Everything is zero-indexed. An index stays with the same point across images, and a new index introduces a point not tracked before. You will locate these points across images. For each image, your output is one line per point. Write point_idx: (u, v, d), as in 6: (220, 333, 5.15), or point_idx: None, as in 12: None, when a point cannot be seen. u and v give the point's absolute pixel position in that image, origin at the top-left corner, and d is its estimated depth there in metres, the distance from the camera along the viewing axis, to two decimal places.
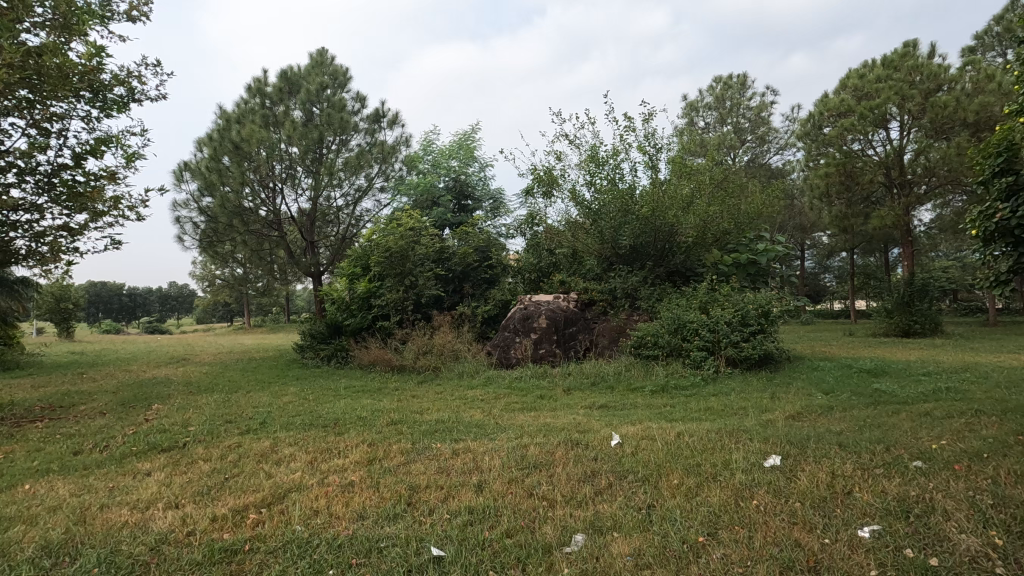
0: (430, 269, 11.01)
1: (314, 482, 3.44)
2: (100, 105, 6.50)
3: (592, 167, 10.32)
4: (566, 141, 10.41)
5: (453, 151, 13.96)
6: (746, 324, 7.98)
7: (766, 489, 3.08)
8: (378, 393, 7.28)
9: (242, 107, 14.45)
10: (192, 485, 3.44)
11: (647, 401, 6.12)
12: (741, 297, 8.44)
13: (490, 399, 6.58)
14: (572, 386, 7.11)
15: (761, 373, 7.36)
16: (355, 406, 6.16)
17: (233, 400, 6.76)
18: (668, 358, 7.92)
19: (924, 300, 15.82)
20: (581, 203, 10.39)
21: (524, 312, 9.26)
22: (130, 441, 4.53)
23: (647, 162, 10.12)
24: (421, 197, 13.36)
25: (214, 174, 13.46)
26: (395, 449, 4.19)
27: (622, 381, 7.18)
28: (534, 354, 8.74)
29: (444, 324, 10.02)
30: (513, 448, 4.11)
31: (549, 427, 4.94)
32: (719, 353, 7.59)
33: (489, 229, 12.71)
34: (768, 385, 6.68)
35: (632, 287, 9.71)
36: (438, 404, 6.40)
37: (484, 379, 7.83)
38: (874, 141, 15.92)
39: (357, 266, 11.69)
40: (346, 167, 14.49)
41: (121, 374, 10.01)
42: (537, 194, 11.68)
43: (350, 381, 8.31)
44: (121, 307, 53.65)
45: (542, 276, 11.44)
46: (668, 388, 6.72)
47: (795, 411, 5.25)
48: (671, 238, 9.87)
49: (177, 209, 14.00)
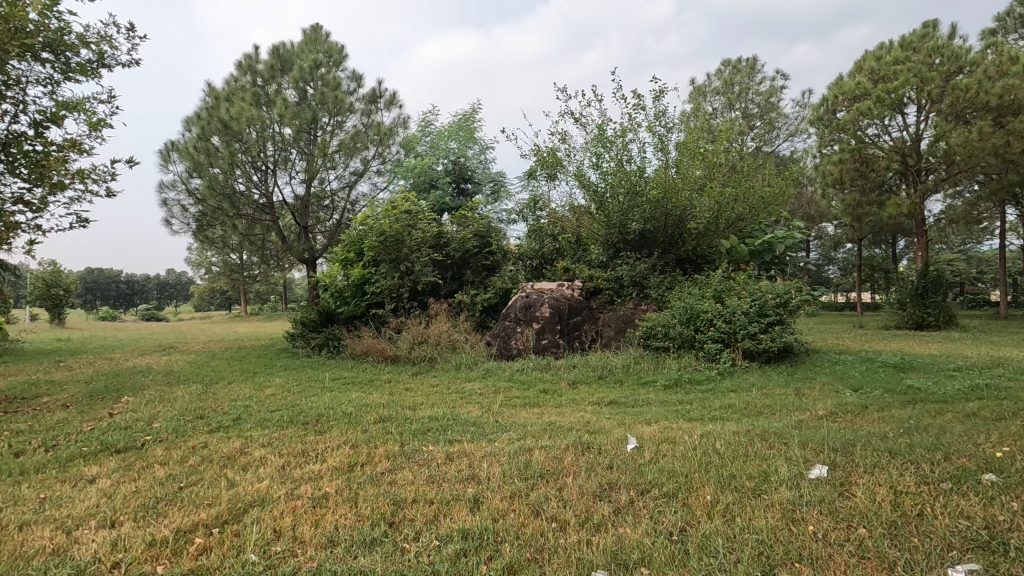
0: (427, 254, 10.47)
1: (282, 495, 2.93)
2: (62, 68, 5.92)
3: (599, 147, 9.74)
4: (572, 119, 9.80)
5: (452, 132, 13.29)
6: (763, 315, 7.45)
7: (820, 510, 2.57)
8: (368, 386, 6.77)
9: (232, 85, 13.84)
10: (138, 497, 2.93)
11: (661, 397, 5.61)
12: (757, 286, 7.91)
13: (490, 394, 6.08)
14: (578, 380, 6.60)
15: (781, 367, 6.85)
16: (342, 400, 5.65)
17: (212, 392, 6.24)
18: (679, 350, 7.42)
19: (938, 292, 15.28)
20: (587, 186, 9.81)
21: (526, 301, 8.75)
22: (82, 440, 4.01)
23: (657, 143, 9.55)
24: (419, 179, 12.74)
25: (202, 155, 12.88)
26: (381, 452, 3.68)
27: (631, 375, 6.65)
28: (537, 345, 8.22)
29: (441, 312, 9.50)
30: (517, 452, 3.60)
31: (554, 426, 4.43)
32: (736, 345, 7.06)
33: (490, 214, 12.16)
34: (789, 381, 6.16)
35: (641, 275, 9.17)
36: (434, 399, 5.89)
37: (483, 371, 7.31)
38: (890, 127, 15.30)
39: (351, 251, 11.18)
40: (341, 150, 13.90)
41: (100, 362, 9.47)
42: (540, 177, 11.10)
43: (340, 373, 7.79)
44: (119, 295, 53.33)
45: (545, 263, 10.91)
46: (682, 383, 6.22)
47: (827, 409, 4.74)
48: (680, 223, 9.36)
49: (165, 191, 13.44)
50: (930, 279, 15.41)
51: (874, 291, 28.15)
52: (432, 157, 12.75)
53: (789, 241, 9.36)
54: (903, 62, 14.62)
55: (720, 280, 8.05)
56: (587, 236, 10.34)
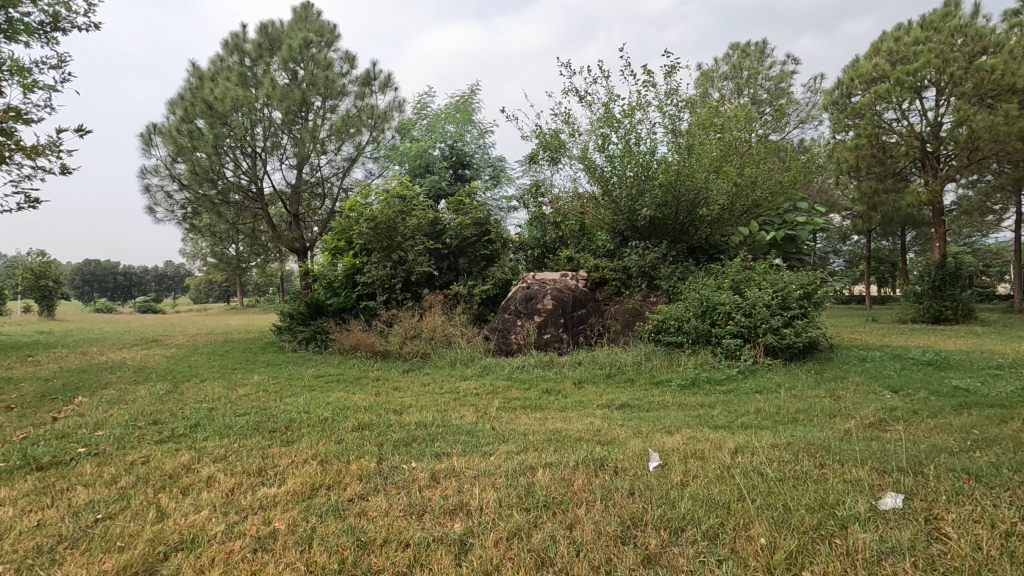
0: (421, 242, 9.84)
1: (221, 532, 2.34)
2: (5, 28, 5.28)
3: (605, 128, 9.09)
4: (576, 98, 9.14)
5: (448, 114, 12.60)
6: (786, 308, 6.82)
7: (912, 564, 1.98)
8: (354, 386, 6.16)
9: (218, 64, 13.15)
10: (35, 536, 2.32)
11: (678, 400, 5.00)
12: (778, 275, 7.28)
13: (486, 394, 5.48)
14: (584, 379, 5.98)
15: (807, 365, 6.23)
16: (321, 402, 5.05)
17: (179, 392, 5.63)
18: (694, 346, 6.78)
19: (957, 284, 14.65)
20: (593, 170, 9.17)
21: (527, 292, 8.12)
22: (3, 453, 3.40)
23: (668, 122, 8.90)
24: (413, 164, 12.06)
25: (186, 138, 12.22)
26: (355, 470, 3.08)
27: (643, 374, 6.04)
28: (539, 340, 7.61)
29: (435, 303, 8.86)
30: (517, 473, 2.98)
31: (562, 437, 3.80)
32: (757, 341, 6.42)
33: (489, 201, 11.50)
34: (820, 381, 5.54)
35: (650, 264, 8.53)
36: (424, 400, 5.27)
37: (480, 369, 6.69)
38: (908, 112, 14.59)
39: (341, 240, 10.54)
40: (333, 133, 13.22)
41: (73, 357, 8.86)
42: (541, 161, 10.44)
43: (325, 370, 7.19)
44: (116, 287, 52.64)
45: (547, 252, 10.23)
46: (700, 382, 5.62)
47: (875, 416, 4.11)
48: (692, 209, 8.72)
49: (147, 176, 12.77)
50: (948, 271, 14.77)
51: (883, 284, 27.47)
52: (427, 140, 12.06)
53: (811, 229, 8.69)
54: (923, 42, 13.93)
55: (738, 269, 7.41)
56: (593, 223, 9.69)
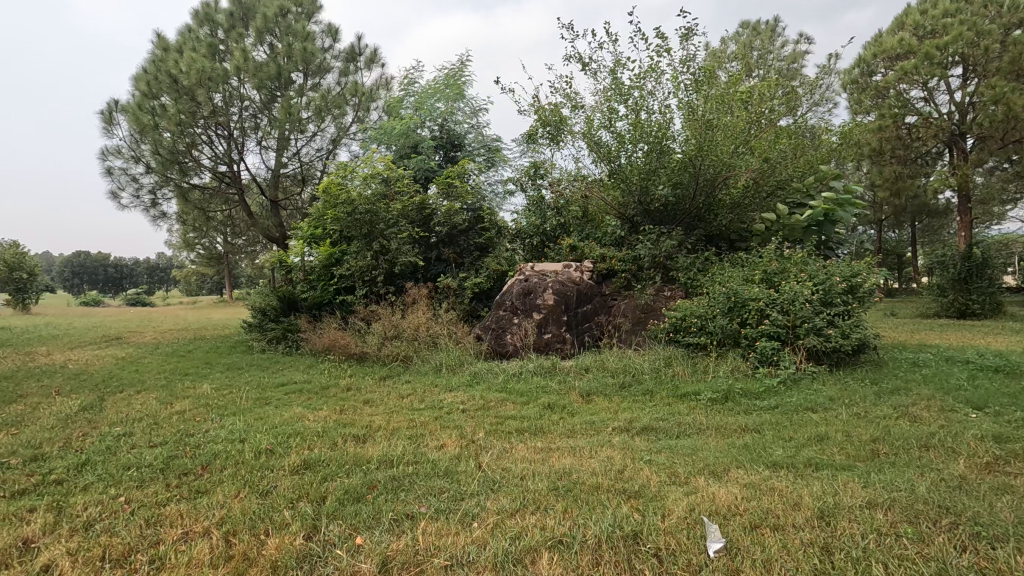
0: (406, 230, 8.80)
1: None
2: None
3: (613, 99, 8.06)
4: (579, 65, 8.08)
5: (437, 89, 11.50)
6: (828, 303, 5.80)
7: None
8: (319, 398, 5.14)
9: (187, 36, 12.04)
10: None
11: (714, 422, 4.00)
12: (817, 266, 6.26)
13: (475, 411, 4.48)
14: (593, 390, 4.98)
15: (857, 373, 5.24)
16: (266, 424, 4.02)
17: (100, 408, 4.59)
18: (720, 349, 5.78)
19: (983, 276, 13.64)
20: (599, 148, 8.13)
21: (525, 285, 7.09)
22: None
23: (683, 92, 7.85)
24: (399, 144, 10.99)
25: (148, 116, 11.10)
26: (268, 553, 2.08)
27: (664, 385, 5.03)
28: (538, 341, 6.63)
29: (421, 298, 7.82)
30: (510, 564, 1.99)
31: (571, 485, 2.80)
32: (797, 343, 5.41)
33: (483, 185, 10.43)
34: (881, 395, 4.54)
35: (665, 254, 7.41)
36: (397, 420, 4.26)
37: (469, 377, 5.66)
38: (934, 91, 13.59)
39: (318, 228, 9.49)
40: (311, 111, 12.08)
41: (9, 359, 7.81)
42: (541, 140, 9.38)
43: (289, 377, 6.17)
44: (107, 280, 51.42)
45: (547, 242, 9.15)
46: (734, 396, 4.63)
47: (988, 452, 3.10)
48: (712, 191, 7.71)
49: (108, 158, 11.66)
50: (976, 262, 13.73)
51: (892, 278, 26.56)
52: (414, 119, 10.99)
53: (851, 212, 7.59)
54: (952, 15, 12.97)
55: (769, 258, 6.39)
56: (600, 208, 8.66)
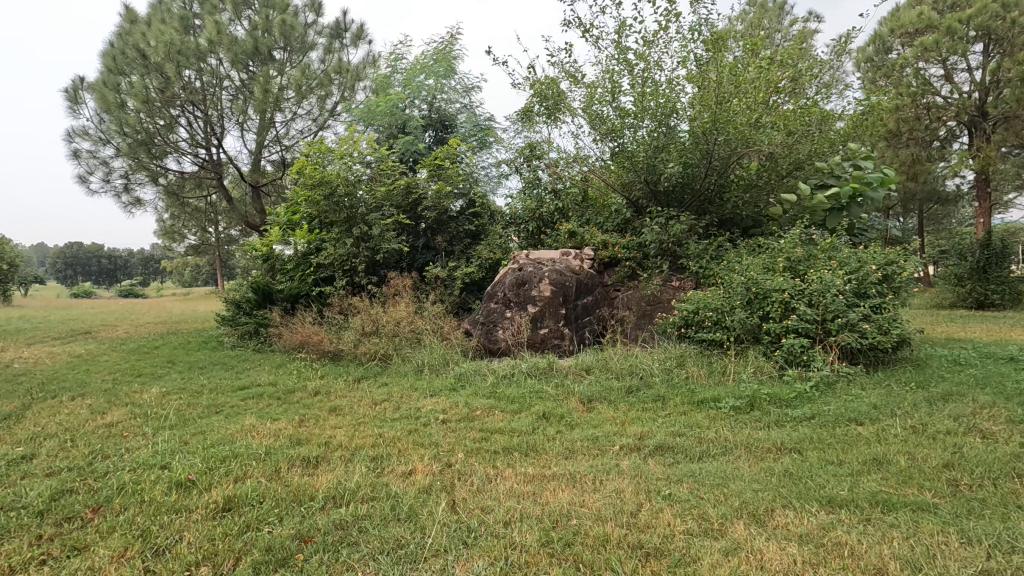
0: (389, 214, 8.08)
1: None
2: None
3: (616, 69, 7.31)
4: (579, 32, 7.32)
5: (424, 64, 10.72)
6: (861, 295, 5.11)
7: None
8: (279, 406, 4.45)
9: (158, 9, 11.24)
10: None
11: (743, 438, 3.31)
12: (847, 252, 5.56)
13: (457, 423, 3.79)
14: (595, 396, 4.30)
15: (899, 375, 4.56)
16: (203, 443, 3.32)
17: (15, 421, 3.90)
18: (740, 347, 5.09)
19: (1003, 264, 12.95)
20: (600, 123, 7.38)
21: (519, 275, 6.40)
22: None
23: (693, 61, 7.08)
24: (384, 123, 10.21)
25: (114, 93, 10.34)
26: None
27: (678, 390, 4.37)
28: (533, 337, 5.95)
29: (405, 289, 7.13)
30: None
31: (570, 537, 2.13)
32: (829, 341, 4.75)
33: (475, 167, 9.69)
34: (934, 403, 3.87)
35: (675, 239, 6.68)
36: (363, 435, 3.57)
37: (453, 379, 4.97)
38: (954, 69, 12.83)
39: (295, 214, 8.74)
40: (290, 88, 11.28)
41: None
42: (537, 117, 8.62)
43: (252, 379, 5.47)
44: (101, 271, 50.36)
45: (543, 227, 8.41)
46: (760, 404, 3.96)
47: None
48: (725, 170, 6.99)
49: (74, 139, 10.91)
50: (996, 249, 13.00)
51: None
52: (401, 96, 10.24)
53: (881, 193, 6.84)
54: None
55: (793, 244, 5.68)
56: (601, 191, 7.92)
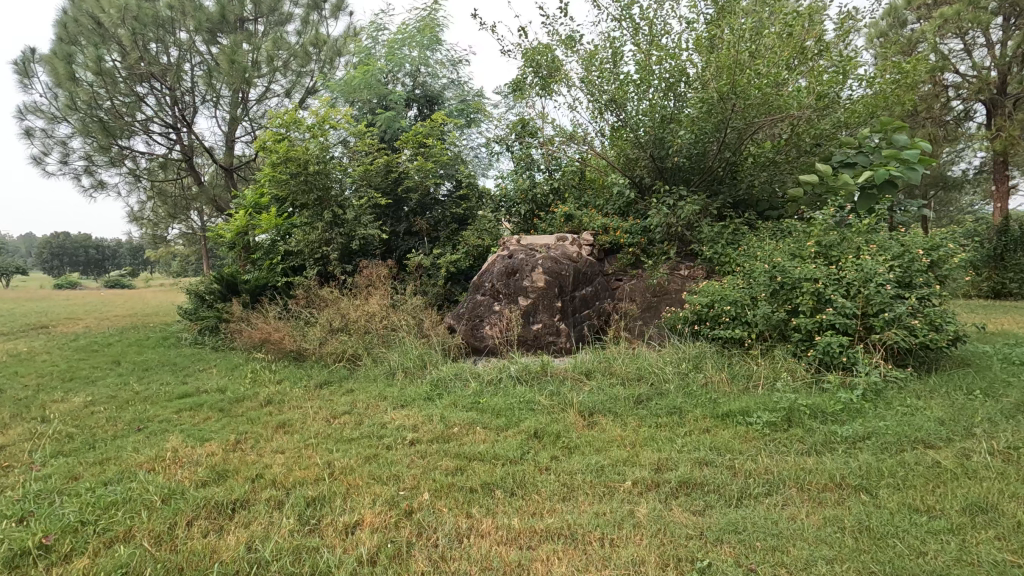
0: (366, 196, 7.28)
1: None
2: None
3: (617, 30, 6.49)
4: None
5: (408, 35, 9.87)
6: (907, 285, 4.37)
7: None
8: (219, 420, 3.70)
9: None
10: None
11: (790, 470, 2.58)
12: (886, 236, 4.81)
13: (426, 446, 3.05)
14: (597, 409, 3.55)
15: (956, 380, 3.86)
16: (94, 480, 2.57)
17: None
18: (765, 346, 4.37)
19: None
20: (600, 92, 6.57)
21: (508, 262, 5.64)
22: None
23: (705, 19, 6.28)
24: (363, 97, 9.34)
25: (66, 64, 9.43)
26: None
27: (697, 399, 3.65)
28: (524, 334, 5.23)
29: (383, 278, 6.37)
30: None
31: None
32: (872, 340, 4.04)
33: (462, 144, 8.85)
34: (1012, 417, 3.16)
35: (685, 223, 5.92)
36: (305, 463, 2.82)
37: (430, 385, 4.24)
38: (973, 43, 12.09)
39: (263, 196, 7.94)
40: (262, 62, 10.38)
41: None
42: (530, 88, 7.80)
43: (199, 384, 4.71)
44: (87, 261, 49.09)
45: (537, 210, 7.61)
46: (798, 418, 3.24)
47: None
48: (739, 145, 6.24)
49: (26, 116, 10.01)
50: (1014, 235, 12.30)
51: None
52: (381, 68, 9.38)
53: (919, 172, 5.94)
54: None
55: (823, 227, 4.93)
56: (601, 170, 7.15)
